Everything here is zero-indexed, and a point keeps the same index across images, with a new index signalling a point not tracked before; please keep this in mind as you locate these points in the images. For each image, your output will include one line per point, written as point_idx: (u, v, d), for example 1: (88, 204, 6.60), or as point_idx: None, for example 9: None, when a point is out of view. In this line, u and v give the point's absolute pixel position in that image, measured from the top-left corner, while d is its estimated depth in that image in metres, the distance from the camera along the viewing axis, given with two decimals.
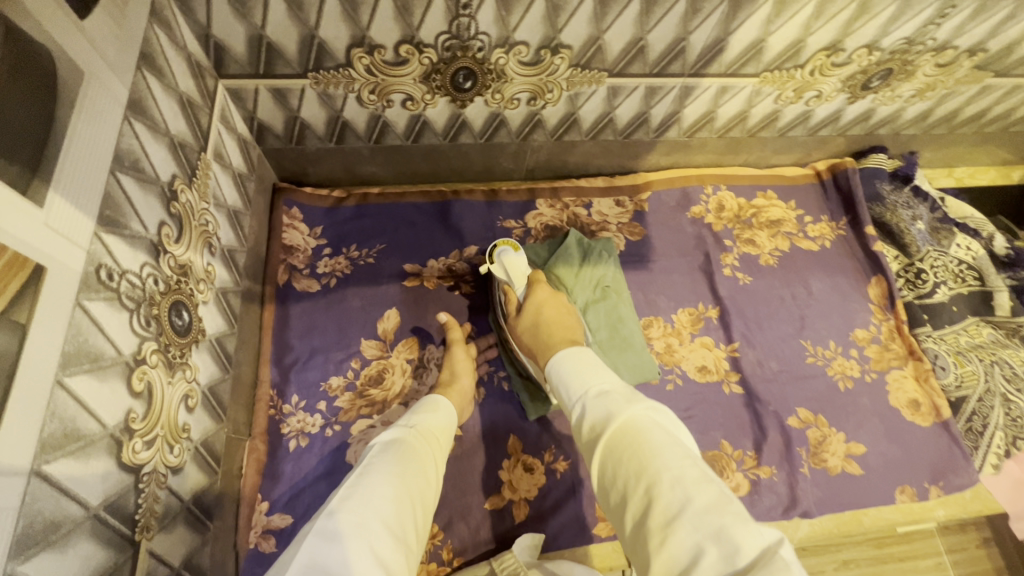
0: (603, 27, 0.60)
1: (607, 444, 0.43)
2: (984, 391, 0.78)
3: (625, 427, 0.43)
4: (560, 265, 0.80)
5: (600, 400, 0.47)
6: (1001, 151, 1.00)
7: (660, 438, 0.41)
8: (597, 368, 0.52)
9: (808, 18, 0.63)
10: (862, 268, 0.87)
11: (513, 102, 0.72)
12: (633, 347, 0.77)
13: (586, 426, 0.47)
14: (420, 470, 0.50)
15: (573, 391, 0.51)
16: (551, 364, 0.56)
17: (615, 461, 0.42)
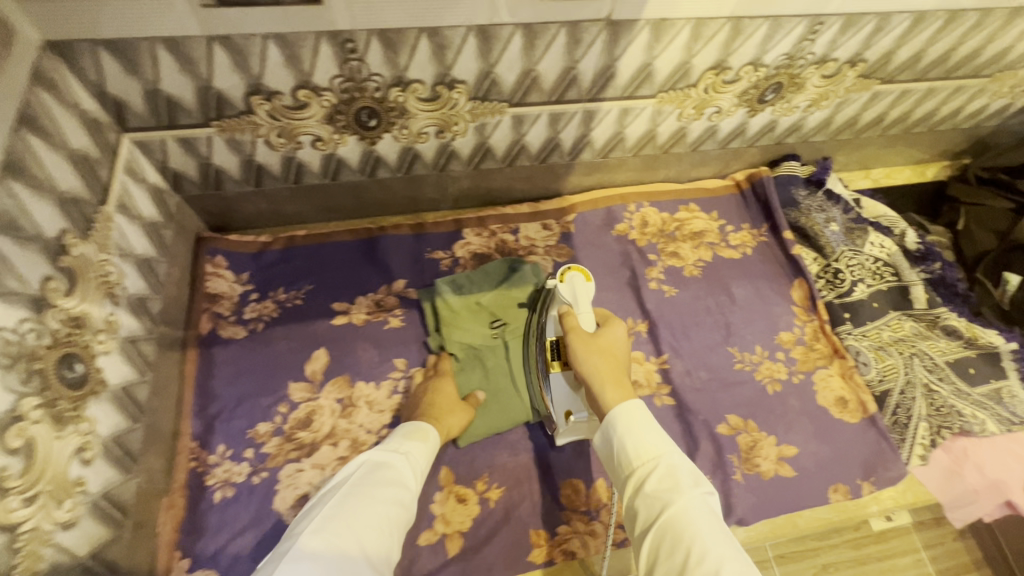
0: (492, 61, 0.64)
1: (666, 525, 0.46)
2: (906, 383, 0.81)
3: (689, 510, 0.46)
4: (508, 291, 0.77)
5: (665, 475, 0.49)
6: (912, 151, 1.05)
7: (722, 531, 0.45)
8: (659, 431, 0.53)
9: (687, 41, 0.67)
10: (784, 272, 0.90)
11: (422, 137, 0.74)
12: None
13: (644, 496, 0.49)
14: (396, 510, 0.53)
15: (631, 453, 0.52)
16: (610, 415, 0.55)
17: (673, 541, 0.45)
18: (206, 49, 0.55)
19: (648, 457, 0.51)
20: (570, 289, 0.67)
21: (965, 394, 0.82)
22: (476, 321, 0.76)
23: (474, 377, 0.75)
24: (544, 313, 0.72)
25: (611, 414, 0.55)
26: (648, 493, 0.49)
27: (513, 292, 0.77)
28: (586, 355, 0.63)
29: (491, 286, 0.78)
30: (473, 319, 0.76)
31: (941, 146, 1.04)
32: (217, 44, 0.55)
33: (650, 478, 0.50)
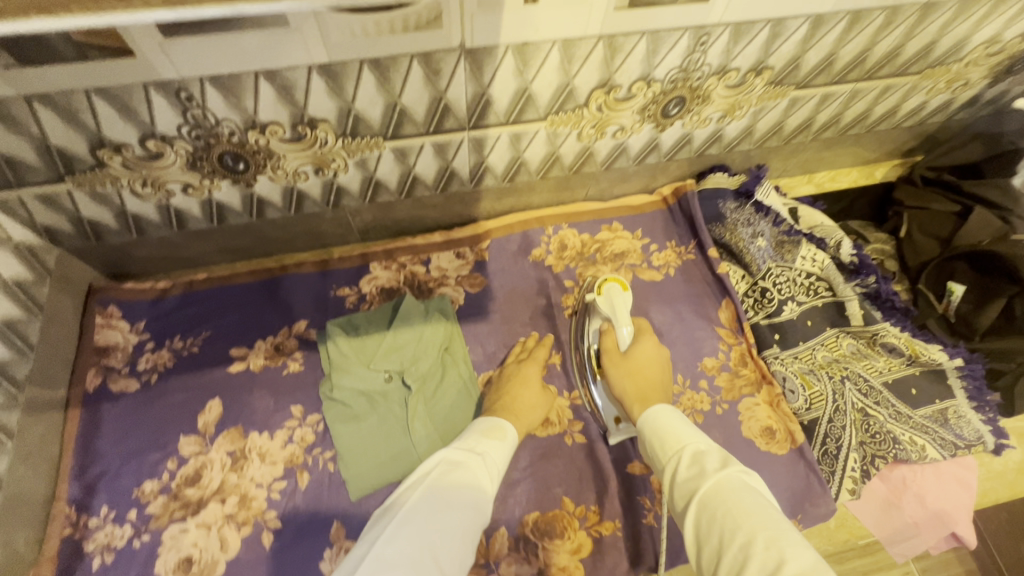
0: (348, 98, 0.60)
1: (701, 505, 0.47)
2: (834, 411, 0.75)
3: (717, 486, 0.47)
4: (399, 330, 0.77)
5: (692, 460, 0.51)
6: (856, 152, 0.98)
7: (754, 501, 0.45)
8: (690, 428, 0.56)
9: (560, 63, 0.62)
10: (712, 292, 0.85)
11: (301, 175, 0.71)
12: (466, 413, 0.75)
13: (681, 482, 0.51)
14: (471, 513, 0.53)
15: (664, 450, 0.55)
16: (644, 422, 0.60)
17: (706, 519, 0.46)
18: (28, 109, 0.53)
19: (677, 448, 0.54)
20: (609, 301, 0.72)
21: (904, 418, 0.75)
22: (365, 360, 0.76)
23: (367, 423, 0.73)
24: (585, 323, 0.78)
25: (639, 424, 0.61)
26: (682, 482, 0.51)
27: (406, 328, 0.77)
28: (618, 373, 0.69)
29: (383, 325, 0.79)
30: (365, 359, 0.76)
31: (888, 145, 0.98)
32: (39, 103, 0.53)
33: (681, 467, 0.52)
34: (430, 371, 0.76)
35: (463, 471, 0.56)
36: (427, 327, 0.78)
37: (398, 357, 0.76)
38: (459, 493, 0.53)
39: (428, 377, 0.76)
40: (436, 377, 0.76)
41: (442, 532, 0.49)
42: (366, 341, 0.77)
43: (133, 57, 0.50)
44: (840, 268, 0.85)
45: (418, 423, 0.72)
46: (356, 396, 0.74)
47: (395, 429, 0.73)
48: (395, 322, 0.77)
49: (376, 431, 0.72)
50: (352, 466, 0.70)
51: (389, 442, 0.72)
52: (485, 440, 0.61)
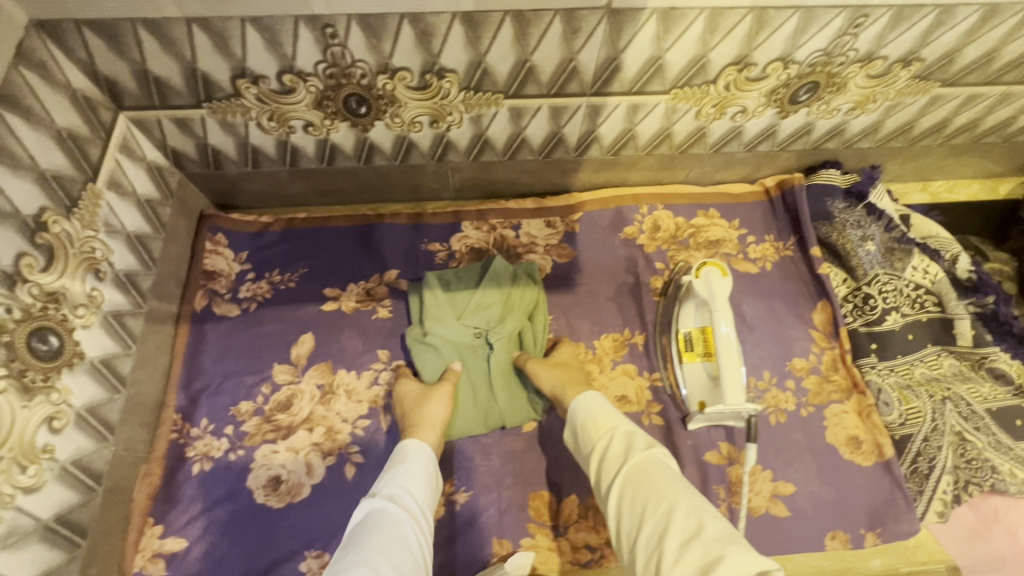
0: (482, 50, 0.60)
1: (626, 480, 0.53)
2: (931, 430, 0.72)
3: (642, 464, 0.53)
4: (488, 290, 0.77)
5: (620, 442, 0.57)
6: (985, 162, 0.91)
7: (674, 480, 0.51)
8: (612, 412, 0.61)
9: (702, 33, 0.60)
10: (808, 292, 0.81)
11: (416, 126, 0.71)
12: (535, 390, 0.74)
13: (610, 462, 0.56)
14: (394, 534, 0.52)
15: (591, 433, 0.60)
16: (571, 409, 0.64)
17: (630, 495, 0.52)
18: (186, 31, 0.55)
19: (604, 432, 0.59)
20: (706, 285, 0.69)
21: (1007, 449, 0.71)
22: (456, 312, 0.76)
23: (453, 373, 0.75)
24: (678, 304, 0.76)
25: (571, 408, 0.64)
26: (610, 460, 0.56)
27: (496, 288, 0.77)
28: (540, 372, 0.71)
29: (474, 282, 0.79)
30: (457, 311, 0.76)
31: (1021, 159, 0.90)
32: (197, 26, 0.54)
33: (608, 449, 0.57)
34: (516, 332, 0.77)
35: (376, 499, 0.56)
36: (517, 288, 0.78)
37: (486, 314, 0.76)
38: (372, 521, 0.53)
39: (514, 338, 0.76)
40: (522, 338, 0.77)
41: (368, 555, 0.49)
42: (455, 300, 0.77)
43: None
44: (954, 283, 0.80)
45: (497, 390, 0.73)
46: (444, 344, 0.75)
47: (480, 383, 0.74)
48: (485, 280, 0.77)
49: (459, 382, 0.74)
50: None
51: (473, 394, 0.74)
52: (393, 464, 0.61)
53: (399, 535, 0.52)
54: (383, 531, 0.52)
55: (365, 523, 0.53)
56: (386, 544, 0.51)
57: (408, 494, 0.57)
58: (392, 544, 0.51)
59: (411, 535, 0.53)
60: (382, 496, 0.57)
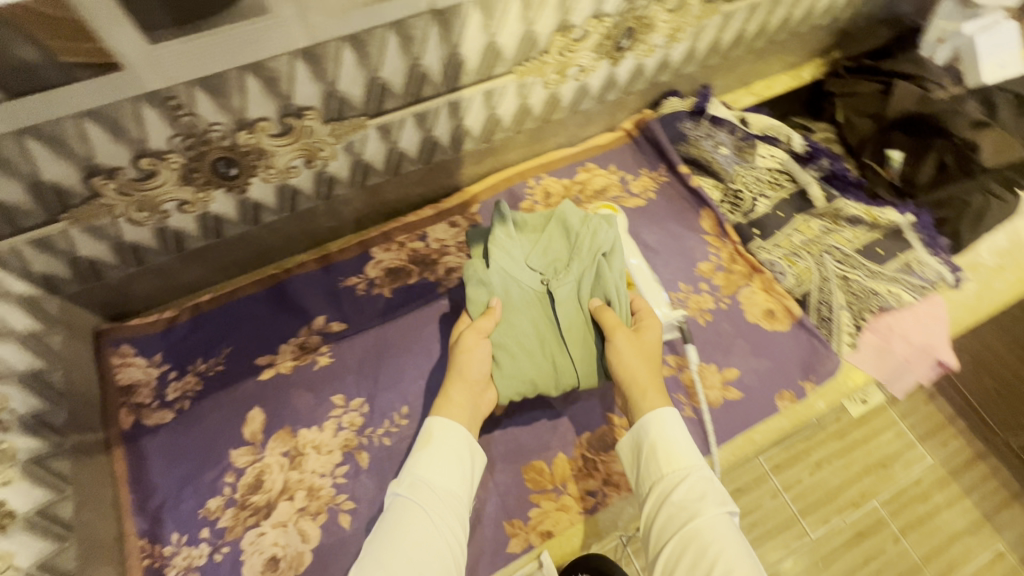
0: (331, 80, 0.62)
1: (688, 535, 0.56)
2: (821, 280, 0.84)
3: (709, 525, 0.56)
4: (551, 244, 0.77)
5: (693, 489, 0.59)
6: (784, 57, 1.07)
7: (735, 544, 0.55)
8: (689, 445, 0.62)
9: (520, 12, 0.67)
10: (691, 205, 0.92)
11: (292, 171, 0.72)
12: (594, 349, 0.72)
13: (672, 504, 0.59)
14: (415, 528, 0.56)
15: (665, 465, 0.62)
16: (643, 423, 0.65)
17: (691, 547, 0.55)
18: (18, 147, 0.52)
19: (676, 467, 0.61)
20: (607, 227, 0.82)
21: (878, 275, 0.85)
22: (521, 259, 0.76)
23: (519, 324, 0.73)
24: None
25: (643, 419, 0.65)
26: (674, 502, 0.59)
27: (564, 232, 0.78)
28: (627, 351, 0.68)
29: (562, 234, 0.78)
30: (518, 260, 0.76)
31: (809, 46, 1.07)
32: (28, 139, 0.52)
33: (676, 487, 0.60)
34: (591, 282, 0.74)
35: (400, 491, 0.59)
36: (597, 233, 0.76)
37: (552, 259, 0.77)
38: (397, 515, 0.57)
39: (584, 284, 0.74)
40: (599, 287, 0.73)
41: (387, 556, 0.53)
42: (522, 258, 0.76)
43: (121, 70, 0.50)
44: (795, 158, 0.94)
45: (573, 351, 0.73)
46: (503, 282, 0.74)
47: (546, 334, 0.73)
48: (554, 225, 0.78)
49: (526, 328, 0.73)
50: (506, 367, 0.71)
51: (536, 353, 0.73)
52: (419, 451, 0.62)
53: (418, 525, 0.56)
54: (405, 524, 0.56)
55: (389, 518, 0.57)
56: (407, 540, 0.54)
57: (428, 485, 0.59)
58: (411, 541, 0.55)
59: (433, 522, 0.57)
60: (404, 489, 0.59)
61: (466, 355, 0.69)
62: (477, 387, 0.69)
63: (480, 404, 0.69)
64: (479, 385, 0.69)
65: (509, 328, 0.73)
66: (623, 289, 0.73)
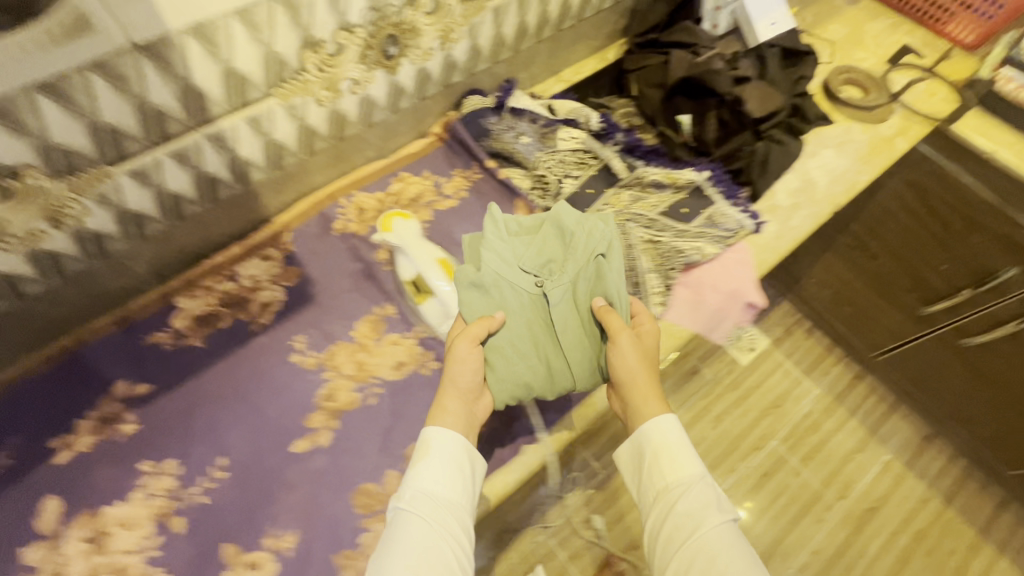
0: (40, 133, 0.58)
1: (699, 543, 0.65)
2: (628, 248, 0.88)
3: (712, 534, 0.66)
4: (549, 248, 0.81)
5: (695, 497, 0.70)
6: (582, 42, 1.12)
7: (740, 546, 0.65)
8: (689, 453, 0.73)
9: (249, 35, 0.65)
10: (504, 197, 0.93)
11: (40, 234, 0.67)
12: (586, 350, 0.79)
13: (681, 513, 0.69)
14: (424, 535, 0.62)
15: (667, 471, 0.72)
16: (643, 433, 0.75)
17: (697, 549, 0.65)
18: None
19: (682, 475, 0.72)
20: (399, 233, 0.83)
21: (682, 233, 0.90)
22: (514, 262, 0.79)
23: (513, 327, 0.78)
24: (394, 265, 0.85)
25: (643, 429, 0.75)
26: (678, 513, 0.69)
27: (558, 237, 0.81)
28: (629, 350, 0.75)
29: (558, 235, 0.81)
30: (514, 265, 0.79)
31: (603, 30, 1.12)
32: None
33: (681, 497, 0.70)
34: (588, 283, 0.78)
35: (402, 504, 0.64)
36: (596, 232, 0.79)
37: (543, 259, 0.80)
38: (401, 524, 0.63)
39: (575, 288, 0.78)
40: (599, 287, 0.78)
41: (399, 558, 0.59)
42: (504, 256, 0.78)
43: None
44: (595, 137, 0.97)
45: (569, 347, 0.79)
46: (498, 286, 0.78)
47: (543, 333, 0.79)
48: (548, 232, 0.82)
49: (524, 328, 0.79)
50: (499, 370, 0.77)
51: (530, 356, 0.79)
52: (421, 461, 0.66)
53: (422, 532, 0.62)
54: (413, 533, 0.61)
55: (395, 529, 0.62)
56: (411, 549, 0.59)
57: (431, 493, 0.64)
58: (420, 547, 0.60)
59: (436, 527, 0.62)
60: (408, 499, 0.64)
61: (456, 366, 0.72)
62: (469, 395, 0.73)
63: (474, 410, 0.73)
64: (470, 393, 0.73)
65: (504, 331, 0.78)
66: (624, 291, 0.77)
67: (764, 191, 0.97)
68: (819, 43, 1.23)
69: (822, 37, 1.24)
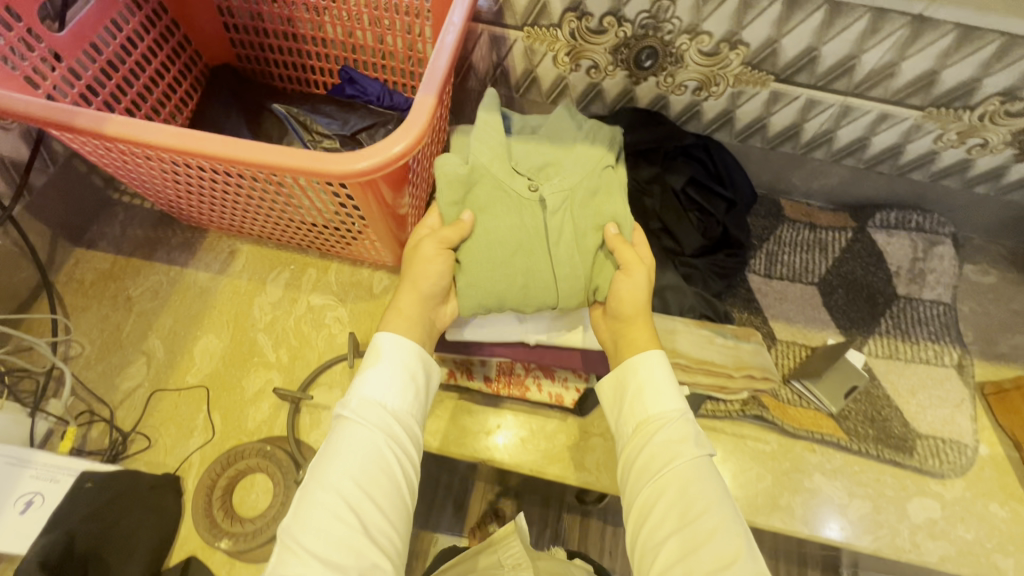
0: None
1: (670, 477, 0.54)
2: None
3: (692, 471, 0.54)
4: (550, 149, 0.69)
5: (677, 429, 0.57)
6: None
7: (718, 487, 0.54)
8: (674, 392, 0.59)
9: None
10: None
11: None
12: (580, 274, 0.64)
13: (658, 432, 0.57)
14: (376, 452, 0.54)
15: (643, 405, 0.59)
16: (630, 364, 0.61)
17: (678, 493, 0.53)
18: None
19: (658, 414, 0.58)
20: None
21: None
22: (509, 159, 0.67)
23: (495, 212, 0.65)
24: None
25: (631, 362, 0.61)
26: (660, 443, 0.57)
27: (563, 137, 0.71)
28: (643, 279, 0.62)
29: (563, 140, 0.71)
30: (507, 164, 0.66)
31: None
32: None
33: (659, 430, 0.57)
34: (587, 199, 0.66)
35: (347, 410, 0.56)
36: (604, 143, 0.70)
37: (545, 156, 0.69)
38: (340, 439, 0.54)
39: (580, 194, 0.66)
40: (605, 208, 0.66)
41: (342, 476, 0.52)
42: (499, 137, 0.67)
43: None
44: None
45: (553, 247, 0.64)
46: (484, 181, 0.65)
47: (529, 238, 0.64)
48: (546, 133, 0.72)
49: (509, 231, 0.64)
50: (467, 274, 0.63)
51: (504, 261, 0.63)
52: (371, 372, 0.58)
53: (369, 446, 0.54)
54: (353, 450, 0.53)
55: (333, 444, 0.54)
56: (355, 466, 0.52)
57: (383, 403, 0.56)
58: (365, 463, 0.53)
59: (384, 441, 0.55)
60: (353, 410, 0.56)
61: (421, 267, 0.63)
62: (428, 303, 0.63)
63: (434, 317, 0.65)
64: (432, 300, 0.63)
65: (484, 215, 0.64)
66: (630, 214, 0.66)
67: None
68: (188, 398, 0.74)
69: (188, 382, 0.75)
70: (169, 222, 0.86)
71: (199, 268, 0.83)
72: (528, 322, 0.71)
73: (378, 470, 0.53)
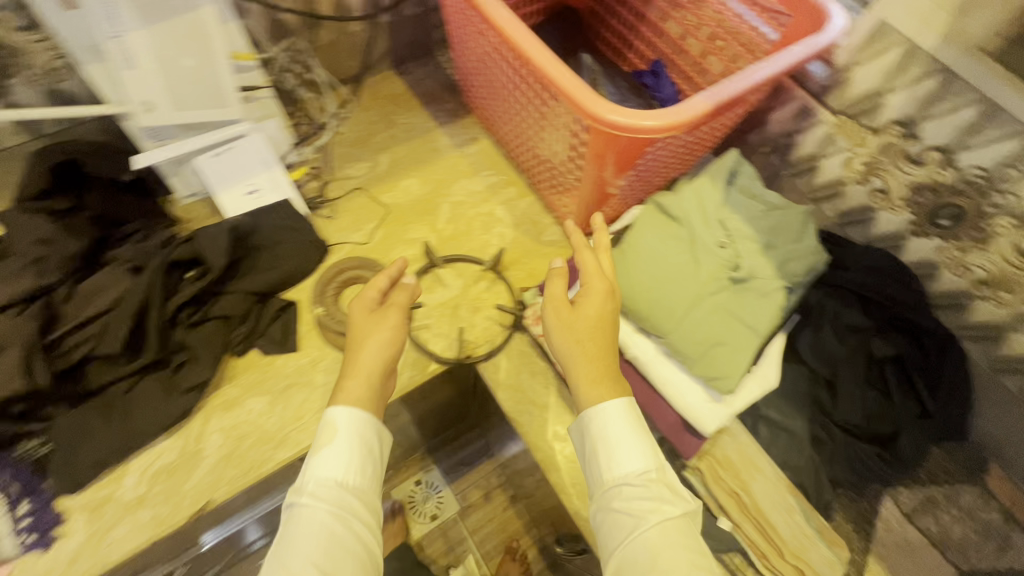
0: None
1: (635, 540, 0.51)
2: None
3: (660, 532, 0.51)
4: (765, 230, 0.68)
5: (642, 491, 0.53)
6: None
7: (691, 551, 0.51)
8: (635, 439, 0.55)
9: None
10: None
11: None
12: (709, 332, 0.65)
13: (622, 500, 0.54)
14: (336, 544, 0.52)
15: (606, 460, 0.56)
16: (585, 420, 0.57)
17: (644, 557, 0.50)
18: None
19: (620, 472, 0.55)
20: None
21: None
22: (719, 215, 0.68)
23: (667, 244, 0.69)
24: None
25: (587, 416, 0.57)
26: (621, 511, 0.53)
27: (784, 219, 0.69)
28: (566, 315, 0.59)
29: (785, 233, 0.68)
30: (712, 216, 0.68)
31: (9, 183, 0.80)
32: None
33: (619, 492, 0.54)
34: (755, 293, 0.65)
35: (296, 495, 0.55)
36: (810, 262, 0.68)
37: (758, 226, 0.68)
38: (294, 525, 0.53)
39: (754, 276, 0.66)
40: (762, 310, 0.65)
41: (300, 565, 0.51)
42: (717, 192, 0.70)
43: None
44: None
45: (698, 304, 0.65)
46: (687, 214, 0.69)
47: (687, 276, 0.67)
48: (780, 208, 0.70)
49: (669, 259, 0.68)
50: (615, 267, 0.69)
51: (655, 277, 0.67)
52: (322, 440, 0.57)
53: (324, 531, 0.53)
54: (315, 539, 0.52)
55: (290, 524, 0.54)
56: (319, 548, 0.52)
57: (336, 483, 0.56)
58: (320, 558, 0.51)
59: (338, 530, 0.53)
60: (307, 495, 0.55)
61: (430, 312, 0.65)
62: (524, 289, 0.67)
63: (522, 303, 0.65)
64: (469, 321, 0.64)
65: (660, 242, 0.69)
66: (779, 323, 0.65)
67: (83, 480, 0.65)
68: (373, 208, 0.90)
69: (381, 199, 0.91)
70: (453, 92, 1.03)
71: (446, 134, 0.99)
72: (640, 337, 0.69)
73: (345, 558, 0.52)
